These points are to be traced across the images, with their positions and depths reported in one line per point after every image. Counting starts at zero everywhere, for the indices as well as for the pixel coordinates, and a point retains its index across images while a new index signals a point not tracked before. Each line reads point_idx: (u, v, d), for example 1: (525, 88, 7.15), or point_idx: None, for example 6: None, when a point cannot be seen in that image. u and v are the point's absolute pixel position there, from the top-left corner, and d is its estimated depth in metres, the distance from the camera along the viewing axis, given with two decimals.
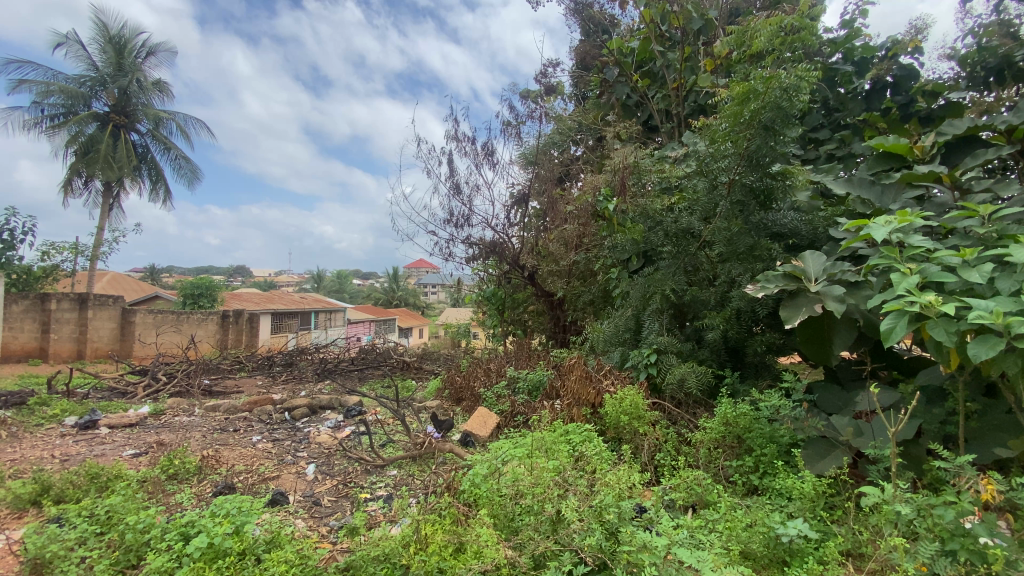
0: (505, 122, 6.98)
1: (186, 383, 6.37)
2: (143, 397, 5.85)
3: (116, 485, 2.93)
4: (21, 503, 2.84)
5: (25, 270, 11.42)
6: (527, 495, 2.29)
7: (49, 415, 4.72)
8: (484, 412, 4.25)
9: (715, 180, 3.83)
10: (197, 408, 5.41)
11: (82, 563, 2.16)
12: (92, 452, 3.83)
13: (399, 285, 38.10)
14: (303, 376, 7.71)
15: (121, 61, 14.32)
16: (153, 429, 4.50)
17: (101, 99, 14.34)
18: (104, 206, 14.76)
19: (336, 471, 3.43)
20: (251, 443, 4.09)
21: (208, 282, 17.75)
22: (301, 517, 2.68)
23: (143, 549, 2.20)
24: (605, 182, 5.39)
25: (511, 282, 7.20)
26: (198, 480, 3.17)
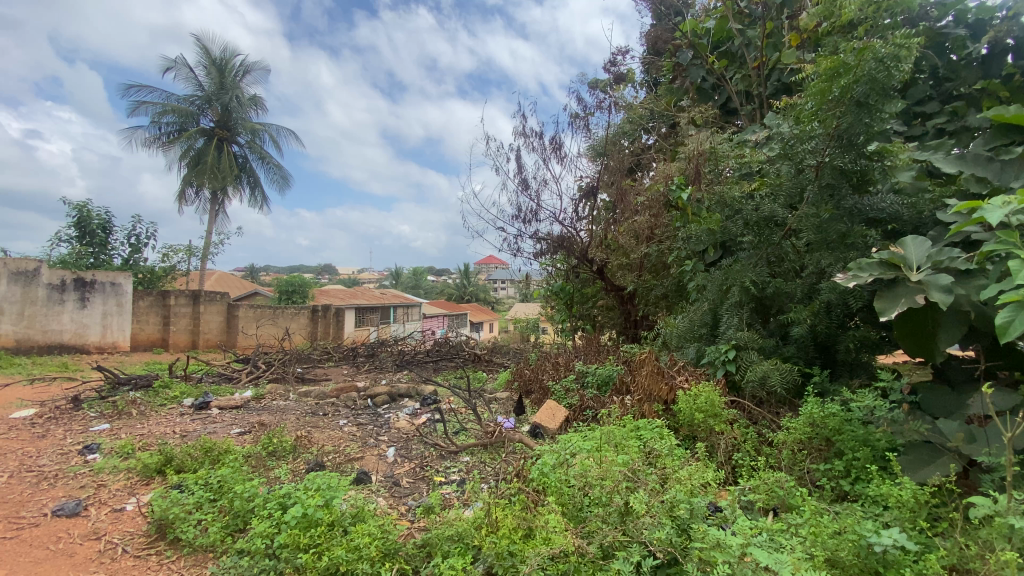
0: (573, 115, 6.95)
1: (282, 371, 7.01)
2: (246, 382, 6.51)
3: (227, 459, 3.31)
4: (149, 471, 3.28)
5: (149, 271, 13.08)
6: (594, 485, 2.30)
7: (172, 396, 5.39)
8: (553, 405, 4.28)
9: (801, 163, 3.59)
10: (292, 393, 5.93)
11: (200, 524, 2.48)
12: (205, 429, 4.33)
13: (470, 281, 39.18)
14: (383, 366, 8.18)
15: (223, 80, 15.85)
16: (255, 411, 5.01)
17: (208, 116, 16.00)
18: (212, 212, 16.47)
19: (413, 455, 3.62)
20: (339, 426, 4.43)
21: (300, 280, 19.28)
22: (381, 496, 2.86)
23: (248, 515, 2.47)
24: (678, 170, 5.21)
25: (579, 276, 7.18)
26: (293, 458, 3.49)
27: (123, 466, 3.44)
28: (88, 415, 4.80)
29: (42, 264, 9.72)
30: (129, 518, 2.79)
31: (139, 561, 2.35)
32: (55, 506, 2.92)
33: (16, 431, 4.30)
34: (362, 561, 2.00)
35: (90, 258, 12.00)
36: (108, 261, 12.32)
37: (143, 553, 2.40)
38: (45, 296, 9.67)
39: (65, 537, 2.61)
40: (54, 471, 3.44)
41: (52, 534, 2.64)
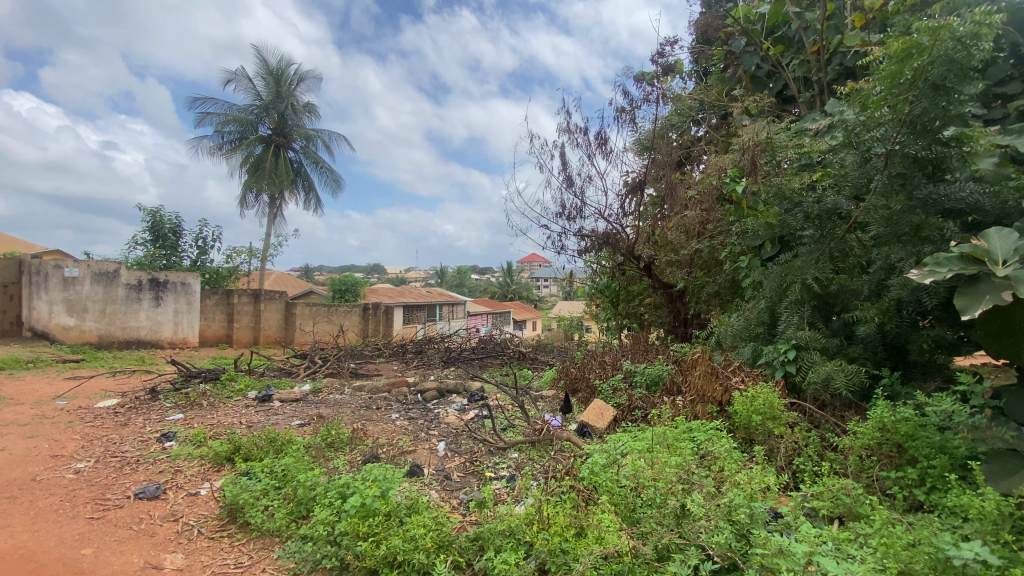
0: (619, 109, 6.83)
1: (336, 366, 7.30)
2: (304, 376, 6.83)
3: (289, 449, 3.48)
4: (220, 458, 3.50)
5: (215, 271, 13.93)
6: (646, 487, 2.27)
7: (238, 389, 5.74)
8: (600, 404, 4.23)
9: (867, 152, 3.39)
10: (347, 388, 6.18)
11: (267, 510, 2.64)
12: (269, 420, 4.58)
13: (514, 279, 39.40)
14: (431, 363, 8.37)
15: (279, 89, 16.65)
16: (312, 404, 5.25)
17: (265, 124, 16.85)
18: (271, 216, 17.36)
19: (463, 450, 3.69)
20: (391, 420, 4.58)
21: (352, 279, 19.99)
22: (434, 489, 2.93)
23: (310, 503, 2.60)
24: (732, 163, 5.02)
25: (625, 273, 7.06)
26: (350, 449, 3.63)
27: (195, 454, 3.69)
28: (164, 405, 5.19)
29: (121, 266, 10.56)
30: (202, 502, 2.99)
31: (213, 543, 2.52)
32: (137, 489, 3.17)
33: (102, 419, 4.70)
34: (418, 551, 2.05)
35: (163, 261, 12.95)
36: (179, 262, 13.21)
37: (216, 535, 2.56)
38: (124, 296, 10.51)
39: (146, 518, 2.84)
40: (136, 457, 3.73)
41: (135, 516, 2.87)
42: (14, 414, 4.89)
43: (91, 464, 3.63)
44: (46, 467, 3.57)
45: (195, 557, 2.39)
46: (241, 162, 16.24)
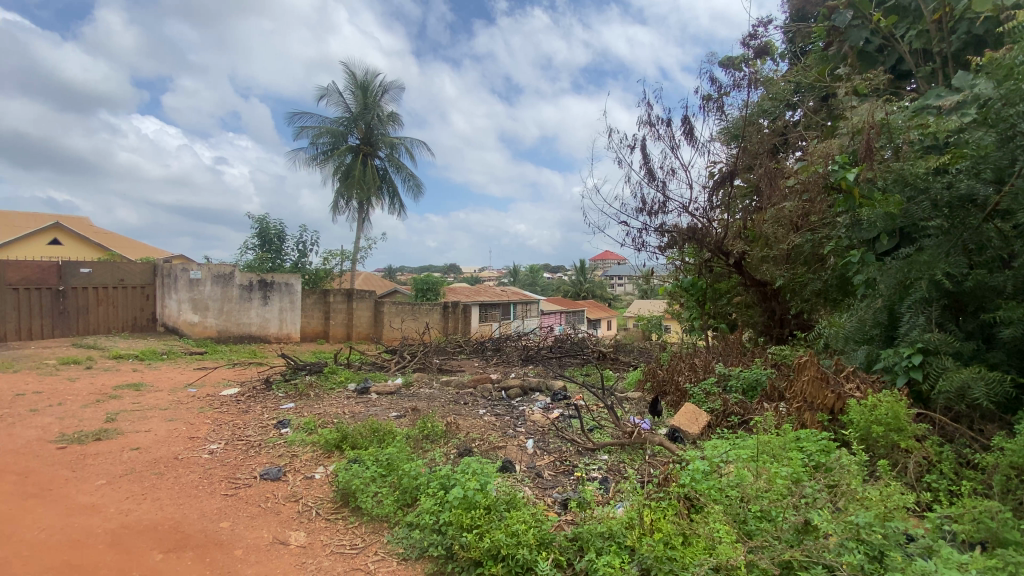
0: (705, 97, 6.50)
1: (424, 361, 7.64)
2: (395, 370, 7.22)
3: (390, 439, 3.71)
4: (329, 446, 3.78)
5: (313, 272, 15.11)
6: (756, 499, 2.16)
7: (339, 380, 6.19)
8: (692, 408, 4.05)
9: (1010, 130, 2.96)
10: (436, 382, 6.44)
11: (375, 496, 2.83)
12: (368, 411, 4.89)
13: (588, 278, 38.99)
14: (511, 360, 8.50)
15: (366, 100, 17.69)
16: (405, 397, 5.54)
17: (354, 134, 17.98)
18: (359, 220, 18.51)
19: (552, 448, 3.70)
20: (479, 415, 4.70)
21: (433, 278, 20.79)
22: (527, 485, 2.97)
23: (415, 491, 2.74)
24: (840, 148, 4.55)
25: (713, 271, 6.67)
26: (444, 442, 3.78)
27: (307, 440, 4.02)
28: (277, 394, 5.71)
29: (235, 268, 11.77)
30: (316, 485, 3.26)
31: (330, 524, 2.74)
32: (261, 471, 3.52)
33: (227, 406, 5.27)
34: (521, 547, 2.09)
35: (269, 263, 14.24)
36: (282, 264, 14.46)
37: (332, 517, 2.79)
38: (238, 295, 11.70)
39: (270, 497, 3.14)
40: (257, 441, 4.14)
41: (262, 494, 3.18)
42: (157, 399, 5.62)
43: (221, 446, 4.08)
44: (186, 447, 4.06)
45: (316, 536, 2.62)
46: (333, 171, 17.48)
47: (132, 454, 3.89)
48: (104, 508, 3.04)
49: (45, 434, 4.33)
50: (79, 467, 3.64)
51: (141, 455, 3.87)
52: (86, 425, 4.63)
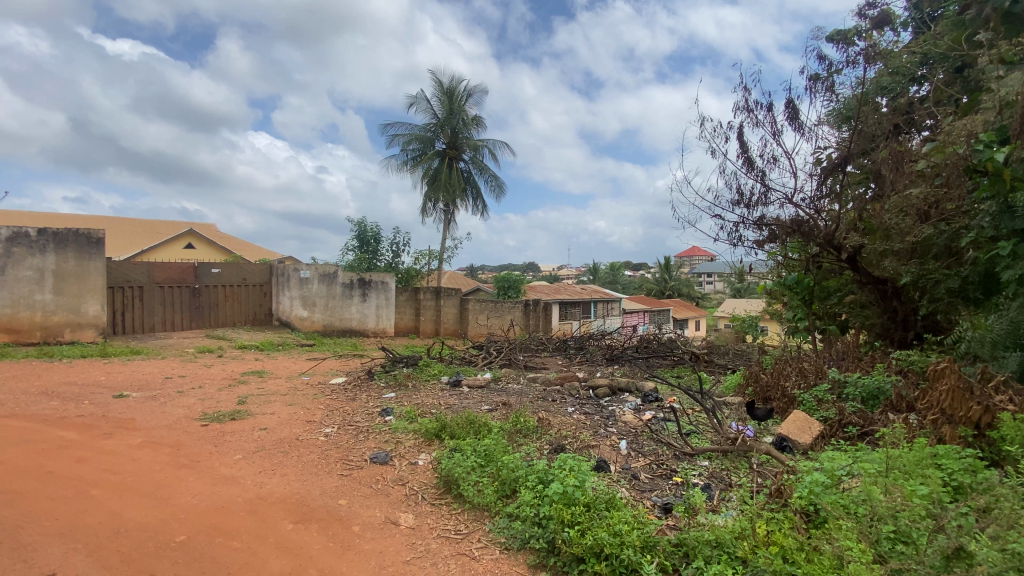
0: (812, 78, 5.96)
1: (510, 357, 7.80)
2: (483, 365, 7.44)
3: (486, 432, 3.90)
4: (429, 434, 4.02)
5: (406, 271, 15.99)
6: (889, 518, 1.99)
7: (433, 373, 6.51)
8: (802, 416, 3.75)
9: None
10: (523, 378, 6.55)
11: (476, 485, 3.08)
12: (462, 403, 5.10)
13: (673, 275, 37.44)
14: (596, 358, 8.41)
15: (452, 106, 18.36)
16: (496, 391, 5.70)
17: (440, 139, 18.73)
18: (446, 221, 19.26)
19: (646, 450, 3.61)
20: (568, 413, 4.72)
21: (515, 276, 21.08)
22: (624, 486, 2.95)
23: (513, 484, 2.97)
24: (983, 124, 3.94)
25: (822, 267, 6.03)
26: (537, 437, 3.87)
27: (409, 428, 4.29)
28: (378, 384, 6.13)
29: (339, 268, 12.73)
30: (420, 471, 3.53)
31: (435, 508, 3.02)
32: (370, 454, 3.82)
33: (335, 394, 5.76)
34: (625, 547, 2.16)
35: (367, 263, 15.28)
36: (377, 264, 15.44)
37: (436, 502, 3.07)
38: (341, 293, 12.70)
39: (380, 480, 3.43)
40: (365, 427, 4.48)
41: (373, 476, 3.48)
42: (277, 385, 6.28)
43: (334, 429, 4.47)
44: (304, 429, 4.50)
45: (423, 519, 2.91)
46: (421, 175, 18.33)
47: (261, 434, 4.38)
48: (242, 480, 3.46)
49: (191, 412, 5.01)
50: (219, 443, 4.17)
51: (268, 434, 4.35)
52: (222, 406, 5.28)
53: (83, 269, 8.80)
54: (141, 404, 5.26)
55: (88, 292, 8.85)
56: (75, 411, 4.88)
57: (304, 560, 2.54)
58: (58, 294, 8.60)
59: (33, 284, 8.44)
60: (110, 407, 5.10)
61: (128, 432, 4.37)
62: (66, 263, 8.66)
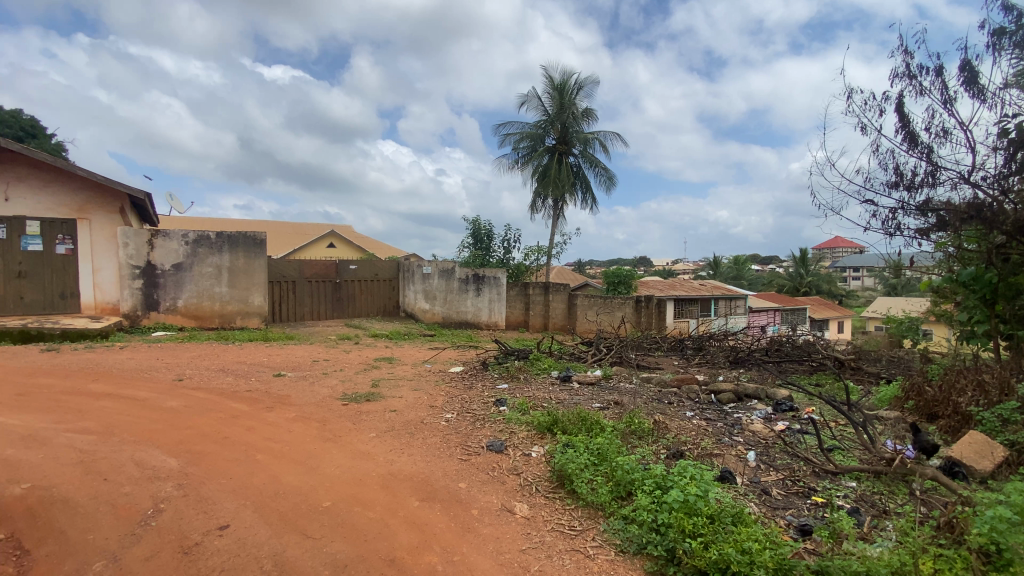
0: (999, 29, 4.89)
1: (621, 355, 7.60)
2: (593, 362, 7.35)
3: (598, 430, 3.89)
4: (542, 429, 4.10)
5: (517, 266, 16.35)
6: None
7: (544, 367, 6.60)
8: (980, 438, 3.15)
9: None
10: (636, 377, 6.35)
11: (590, 483, 3.15)
12: (573, 399, 5.10)
13: (810, 270, 33.45)
14: (717, 360, 7.86)
15: (562, 100, 18.31)
16: (608, 390, 5.60)
17: (551, 135, 18.79)
18: (556, 216, 19.28)
19: (778, 464, 3.35)
20: (687, 417, 4.48)
21: (627, 271, 20.24)
22: (752, 500, 2.81)
23: (628, 486, 3.00)
24: None
25: (1011, 259, 4.96)
26: (653, 441, 3.77)
27: (522, 420, 4.40)
28: (492, 375, 6.37)
29: (455, 264, 13.43)
30: (534, 462, 3.62)
31: (549, 501, 3.12)
32: (487, 442, 3.99)
33: (453, 382, 6.11)
34: (755, 567, 2.11)
35: (480, 259, 15.93)
36: (490, 260, 16.00)
37: (551, 495, 3.16)
38: (457, 288, 13.41)
39: (496, 467, 3.58)
40: (481, 415, 4.69)
41: (489, 463, 3.64)
42: (403, 372, 6.83)
43: (454, 415, 4.74)
44: (427, 413, 4.84)
45: (538, 511, 3.01)
46: (532, 172, 18.59)
47: (390, 415, 4.81)
48: (375, 456, 3.83)
49: (333, 392, 5.67)
50: (356, 421, 4.67)
51: (396, 416, 4.75)
52: (358, 388, 5.90)
53: (250, 267, 10.39)
54: (293, 383, 6.08)
55: (254, 285, 10.44)
56: (245, 387, 5.79)
57: (428, 536, 2.76)
58: (231, 287, 10.23)
59: (213, 279, 10.08)
60: (271, 384, 5.99)
61: (284, 407, 5.08)
62: (237, 261, 10.27)
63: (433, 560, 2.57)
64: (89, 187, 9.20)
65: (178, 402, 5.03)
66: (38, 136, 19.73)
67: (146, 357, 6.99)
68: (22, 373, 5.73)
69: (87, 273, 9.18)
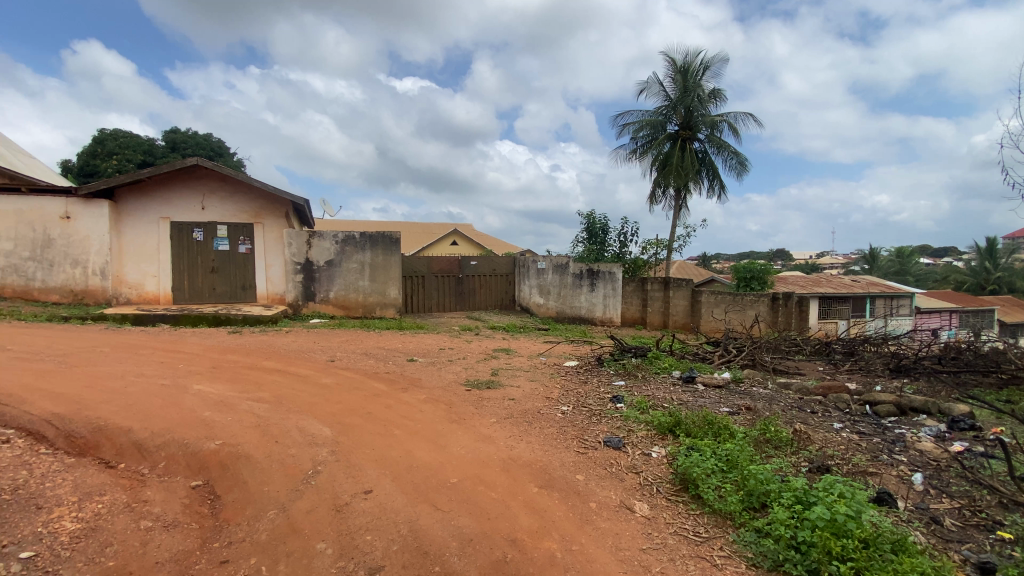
0: None
1: (753, 357, 6.99)
2: (720, 363, 6.86)
3: (727, 436, 3.64)
4: (663, 429, 3.94)
5: (634, 261, 15.81)
6: None
7: (665, 366, 6.33)
8: None
9: None
10: (771, 382, 5.77)
11: (717, 490, 2.98)
12: (699, 402, 4.82)
13: (1002, 264, 27.50)
14: (873, 368, 6.84)
15: (686, 84, 17.24)
16: (738, 394, 5.19)
17: (673, 121, 17.81)
18: (677, 207, 18.25)
19: (952, 491, 2.91)
20: (834, 429, 3.99)
21: (760, 265, 18.45)
22: (918, 529, 2.48)
23: (762, 498, 2.79)
24: None
25: None
26: (793, 453, 3.43)
27: (641, 419, 4.27)
28: (609, 371, 6.27)
29: (571, 259, 13.44)
30: (655, 462, 3.50)
31: (670, 504, 3.00)
32: (605, 438, 3.94)
33: (571, 375, 6.15)
34: None
35: (596, 254, 15.71)
36: (606, 255, 15.71)
37: (673, 498, 3.03)
38: (572, 283, 13.43)
39: (615, 464, 3.53)
40: (599, 411, 4.64)
41: (608, 459, 3.60)
42: (521, 363, 7.03)
43: (571, 408, 4.77)
44: (545, 404, 4.93)
45: (659, 512, 2.92)
46: (651, 162, 17.82)
47: (509, 403, 4.98)
48: (497, 441, 4.00)
49: (457, 379, 6.04)
50: (479, 406, 4.92)
51: (515, 405, 4.91)
52: (479, 376, 6.21)
53: (387, 263, 11.48)
54: (423, 368, 6.60)
55: (390, 280, 11.52)
56: (383, 369, 6.43)
57: (548, 523, 2.82)
58: (371, 281, 11.40)
59: (357, 274, 11.30)
60: (404, 368, 6.56)
61: (416, 389, 5.54)
62: (377, 258, 11.39)
63: (552, 547, 2.62)
64: (262, 197, 10.90)
65: (330, 380, 5.76)
66: (222, 155, 23.71)
67: (305, 341, 8.11)
68: (216, 350, 6.98)
69: (261, 269, 10.91)
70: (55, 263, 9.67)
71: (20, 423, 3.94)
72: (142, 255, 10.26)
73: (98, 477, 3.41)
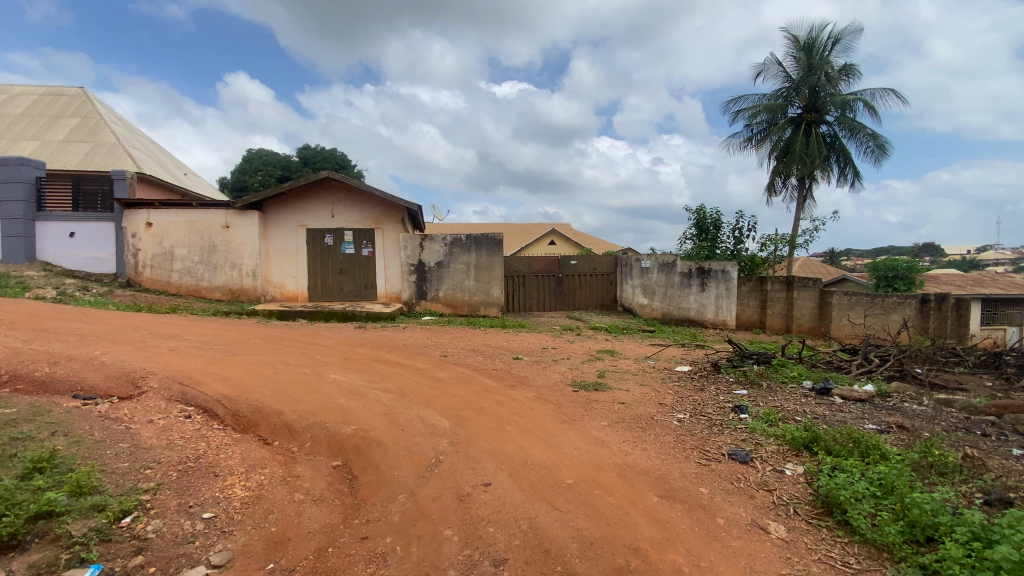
0: None
1: (901, 368, 6.11)
2: (859, 373, 6.08)
3: (878, 457, 3.22)
4: (797, 445, 3.59)
5: (750, 259, 14.59)
6: None
7: (793, 375, 5.76)
8: None
9: None
10: (928, 398, 4.98)
11: (870, 517, 2.64)
12: (836, 416, 4.32)
13: None
14: None
15: (811, 61, 15.55)
16: (885, 409, 4.57)
17: (795, 104, 16.14)
18: (800, 198, 16.55)
19: None
20: (1016, 457, 3.37)
21: (905, 262, 16.09)
22: None
23: (928, 531, 2.44)
24: None
25: None
26: (964, 481, 2.95)
27: (768, 432, 3.93)
28: (727, 378, 5.87)
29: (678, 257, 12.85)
30: (789, 481, 3.20)
31: (811, 527, 2.72)
32: (728, 450, 3.69)
33: (684, 381, 5.85)
34: None
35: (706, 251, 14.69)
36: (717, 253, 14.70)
37: (814, 522, 2.75)
38: (680, 282, 12.81)
39: (743, 478, 3.29)
40: (719, 420, 4.36)
41: (733, 473, 3.37)
42: (628, 365, 6.84)
43: (687, 416, 4.54)
44: (658, 410, 4.74)
45: (799, 535, 2.66)
46: (769, 150, 16.34)
47: (619, 407, 4.87)
48: (610, 444, 3.94)
49: (564, 379, 6.04)
50: (588, 408, 4.88)
51: (626, 409, 4.79)
52: (586, 377, 6.15)
53: (492, 264, 11.85)
54: (530, 366, 6.71)
55: (493, 280, 11.87)
56: (492, 367, 6.63)
57: (672, 534, 2.71)
58: (477, 280, 11.84)
59: (464, 274, 11.80)
60: (511, 366, 6.72)
61: (525, 387, 5.64)
62: (482, 259, 11.80)
63: (678, 560, 2.51)
64: (381, 204, 11.84)
65: (445, 375, 6.08)
66: (344, 167, 26.14)
67: (420, 337, 8.66)
68: (345, 344, 7.71)
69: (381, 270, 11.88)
70: (218, 266, 11.36)
71: (198, 401, 4.68)
72: (284, 258, 11.67)
73: (259, 452, 3.95)
